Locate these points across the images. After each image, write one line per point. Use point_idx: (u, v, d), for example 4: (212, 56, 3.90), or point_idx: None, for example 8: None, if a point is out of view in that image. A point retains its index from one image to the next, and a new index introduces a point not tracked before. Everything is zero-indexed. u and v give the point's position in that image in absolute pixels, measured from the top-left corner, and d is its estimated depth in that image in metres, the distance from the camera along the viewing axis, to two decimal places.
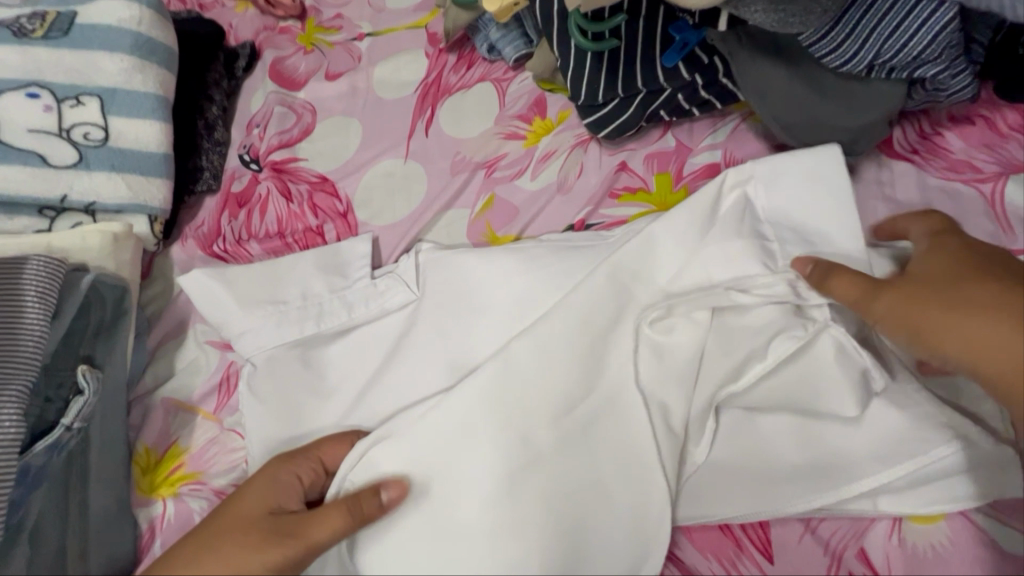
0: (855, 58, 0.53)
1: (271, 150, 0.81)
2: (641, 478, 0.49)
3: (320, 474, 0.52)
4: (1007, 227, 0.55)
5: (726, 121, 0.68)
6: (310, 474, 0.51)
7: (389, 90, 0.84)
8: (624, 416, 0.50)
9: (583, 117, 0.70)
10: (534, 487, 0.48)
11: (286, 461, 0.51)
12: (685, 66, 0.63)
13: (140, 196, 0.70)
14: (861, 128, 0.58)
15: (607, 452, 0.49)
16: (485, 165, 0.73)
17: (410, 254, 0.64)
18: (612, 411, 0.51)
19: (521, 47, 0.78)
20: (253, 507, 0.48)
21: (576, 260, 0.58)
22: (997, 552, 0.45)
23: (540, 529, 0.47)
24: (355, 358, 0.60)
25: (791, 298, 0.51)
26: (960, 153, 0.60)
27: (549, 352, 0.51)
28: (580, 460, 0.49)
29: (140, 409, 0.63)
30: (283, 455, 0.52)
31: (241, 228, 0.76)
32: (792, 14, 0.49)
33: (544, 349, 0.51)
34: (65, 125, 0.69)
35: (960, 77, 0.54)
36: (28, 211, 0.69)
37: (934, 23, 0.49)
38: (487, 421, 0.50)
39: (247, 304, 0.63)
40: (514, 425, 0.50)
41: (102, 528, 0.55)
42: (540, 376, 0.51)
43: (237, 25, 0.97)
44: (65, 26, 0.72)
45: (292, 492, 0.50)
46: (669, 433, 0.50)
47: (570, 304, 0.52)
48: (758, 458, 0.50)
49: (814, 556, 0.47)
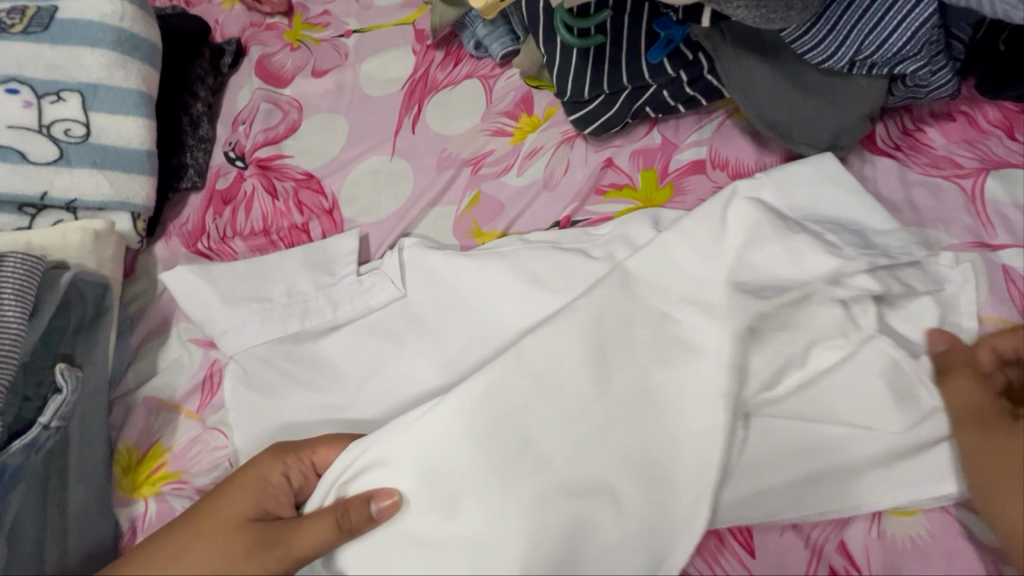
0: (836, 55, 0.53)
1: (257, 147, 0.81)
2: (655, 473, 0.47)
3: (310, 473, 0.51)
4: (987, 222, 0.56)
5: (711, 118, 0.69)
6: (299, 475, 0.51)
7: (375, 87, 0.83)
8: (641, 409, 0.48)
9: (569, 114, 0.70)
10: (543, 485, 0.46)
11: (277, 457, 0.51)
12: (669, 63, 0.63)
13: (123, 192, 0.69)
14: (844, 124, 0.58)
15: (623, 447, 0.47)
16: (471, 162, 0.73)
17: (395, 251, 0.64)
18: (630, 404, 0.48)
19: (508, 44, 0.78)
20: (240, 506, 0.49)
21: (570, 256, 0.58)
22: (977, 544, 0.45)
23: (551, 529, 0.45)
24: (340, 356, 0.60)
25: (809, 287, 0.49)
26: (942, 149, 0.60)
27: (566, 344, 0.49)
28: (594, 455, 0.47)
29: (122, 408, 0.63)
30: (276, 450, 0.51)
31: (226, 226, 0.75)
32: (773, 10, 0.49)
33: (560, 342, 0.50)
34: (46, 121, 0.68)
35: (940, 73, 0.55)
36: (7, 208, 0.68)
37: (913, 20, 0.50)
38: (498, 414, 0.48)
39: (231, 301, 0.62)
40: (522, 418, 0.47)
41: (82, 527, 0.54)
42: (550, 370, 0.49)
43: (223, 22, 0.96)
44: (45, 21, 0.71)
45: (282, 489, 0.50)
46: (694, 426, 0.47)
47: (588, 294, 0.51)
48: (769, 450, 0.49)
49: (795, 550, 0.47)
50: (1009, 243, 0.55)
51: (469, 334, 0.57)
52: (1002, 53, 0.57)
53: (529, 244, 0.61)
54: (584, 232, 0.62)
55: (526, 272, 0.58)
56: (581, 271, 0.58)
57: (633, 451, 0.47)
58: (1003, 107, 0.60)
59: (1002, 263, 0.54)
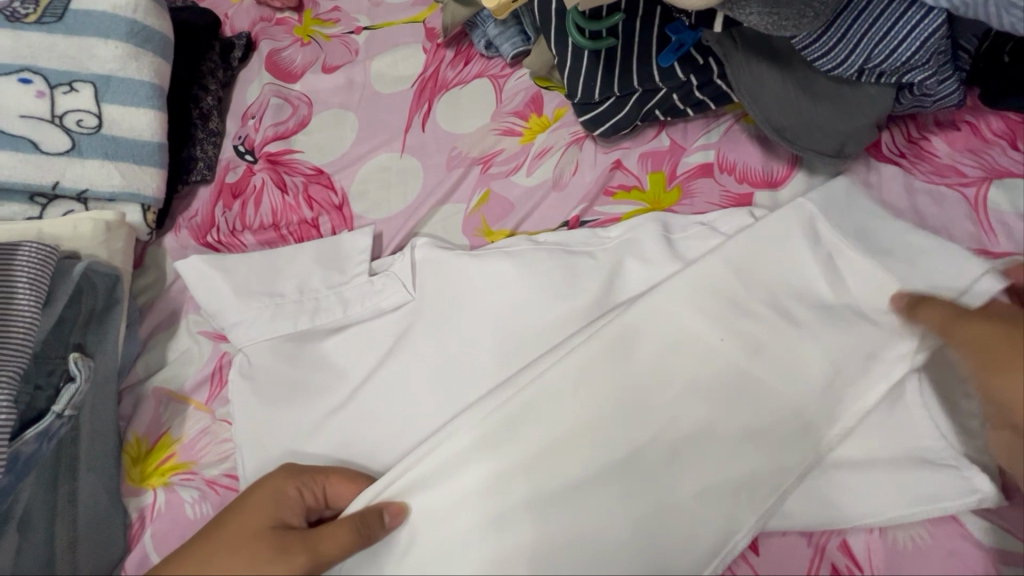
0: (845, 63, 0.54)
1: (267, 141, 0.81)
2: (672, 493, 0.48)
3: (320, 496, 0.50)
4: (988, 229, 0.57)
5: (719, 122, 0.69)
6: (311, 494, 0.50)
7: (386, 84, 0.84)
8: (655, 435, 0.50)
9: (579, 115, 0.71)
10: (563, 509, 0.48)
11: (292, 474, 0.50)
12: (680, 67, 0.64)
13: (134, 184, 0.69)
14: (851, 131, 0.59)
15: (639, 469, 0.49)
16: (481, 161, 0.74)
17: (406, 251, 0.65)
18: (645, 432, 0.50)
19: (519, 44, 0.78)
20: (263, 518, 0.47)
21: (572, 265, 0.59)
22: (977, 545, 0.45)
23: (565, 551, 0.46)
24: (349, 353, 0.61)
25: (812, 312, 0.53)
26: (945, 158, 0.61)
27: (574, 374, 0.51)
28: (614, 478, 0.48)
29: (131, 398, 0.63)
30: (289, 468, 0.50)
31: (235, 219, 0.75)
32: (784, 18, 0.50)
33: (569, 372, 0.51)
34: (58, 111, 0.68)
35: (947, 82, 0.56)
36: (18, 198, 0.68)
37: (922, 30, 0.50)
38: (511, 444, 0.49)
39: (243, 293, 0.63)
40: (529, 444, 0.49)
41: (95, 516, 0.55)
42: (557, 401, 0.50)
43: (234, 16, 0.96)
44: (59, 11, 0.71)
45: (299, 506, 0.49)
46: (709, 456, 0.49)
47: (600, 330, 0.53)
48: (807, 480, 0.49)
49: (799, 549, 0.48)
50: (1010, 251, 0.55)
51: (477, 333, 0.58)
52: (1007, 64, 0.57)
53: (539, 245, 0.62)
54: (592, 232, 0.62)
55: (535, 271, 0.59)
56: (590, 271, 0.59)
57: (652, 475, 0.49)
58: (1007, 118, 0.61)
59: None
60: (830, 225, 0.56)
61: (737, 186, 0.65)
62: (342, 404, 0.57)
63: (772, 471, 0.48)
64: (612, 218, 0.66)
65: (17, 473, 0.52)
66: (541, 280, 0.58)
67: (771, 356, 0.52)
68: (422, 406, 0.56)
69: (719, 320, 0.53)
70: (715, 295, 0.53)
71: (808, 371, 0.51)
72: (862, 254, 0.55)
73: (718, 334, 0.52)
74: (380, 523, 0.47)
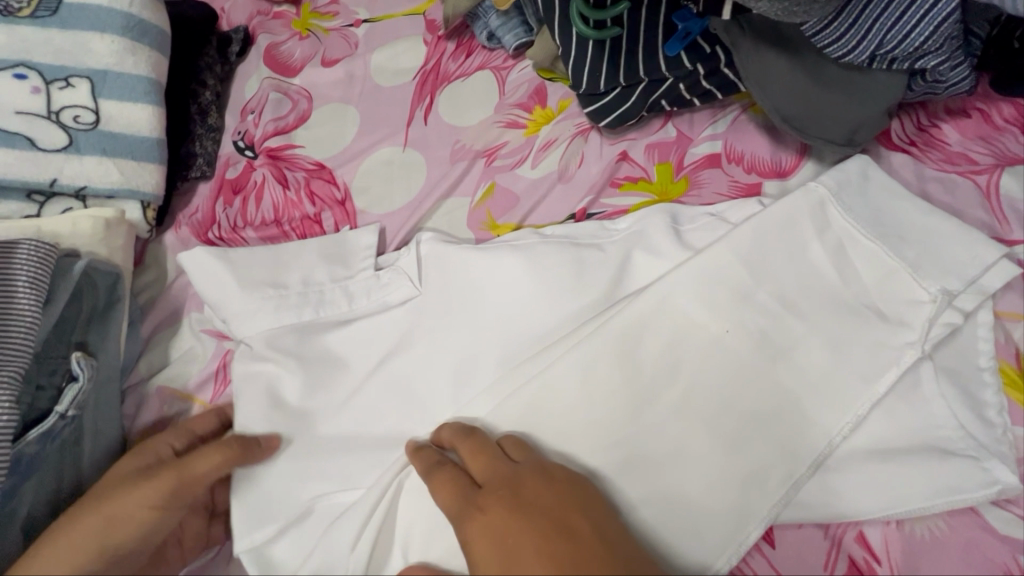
0: (857, 49, 0.53)
1: (266, 136, 0.80)
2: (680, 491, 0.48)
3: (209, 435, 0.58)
4: (1002, 217, 0.56)
5: (726, 112, 0.69)
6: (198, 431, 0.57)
7: (386, 77, 0.83)
8: (665, 431, 0.49)
9: (585, 106, 0.70)
10: None
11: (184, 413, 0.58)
12: (686, 56, 0.63)
13: (133, 180, 0.68)
14: (861, 119, 0.58)
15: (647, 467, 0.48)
16: (485, 153, 0.73)
17: (411, 245, 0.64)
18: (654, 428, 0.49)
19: (521, 35, 0.77)
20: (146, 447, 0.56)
21: (580, 260, 0.58)
22: (995, 535, 0.45)
23: None
24: (355, 349, 0.60)
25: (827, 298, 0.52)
26: (956, 145, 0.60)
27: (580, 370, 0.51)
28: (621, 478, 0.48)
29: (134, 397, 0.62)
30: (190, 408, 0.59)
31: (236, 216, 0.74)
32: (797, 3, 0.49)
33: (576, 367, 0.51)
34: (55, 107, 0.67)
35: (959, 69, 0.55)
36: (16, 196, 0.67)
37: (935, 15, 0.50)
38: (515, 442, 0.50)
39: (246, 288, 0.62)
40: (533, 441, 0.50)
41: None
42: (565, 396, 0.51)
43: (231, 10, 0.95)
44: (53, 5, 0.69)
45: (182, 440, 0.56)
46: (720, 450, 0.49)
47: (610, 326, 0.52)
48: (831, 475, 0.48)
49: (814, 541, 0.48)
50: None
51: (482, 328, 0.57)
52: (1017, 50, 0.57)
53: (546, 239, 0.61)
54: (602, 225, 0.62)
55: (541, 265, 0.58)
56: (598, 264, 0.58)
57: (660, 470, 0.48)
58: (1018, 105, 0.60)
59: (1020, 258, 0.53)
60: (842, 211, 0.55)
61: (745, 176, 0.65)
62: (349, 402, 0.57)
63: (782, 461, 0.48)
64: (619, 211, 0.65)
65: (24, 473, 0.52)
66: (547, 273, 0.58)
67: (785, 350, 0.51)
68: (429, 402, 0.55)
69: (723, 311, 0.52)
70: (722, 286, 0.53)
71: (817, 361, 0.51)
72: (875, 242, 0.54)
73: (731, 326, 0.52)
74: (257, 448, 0.54)
